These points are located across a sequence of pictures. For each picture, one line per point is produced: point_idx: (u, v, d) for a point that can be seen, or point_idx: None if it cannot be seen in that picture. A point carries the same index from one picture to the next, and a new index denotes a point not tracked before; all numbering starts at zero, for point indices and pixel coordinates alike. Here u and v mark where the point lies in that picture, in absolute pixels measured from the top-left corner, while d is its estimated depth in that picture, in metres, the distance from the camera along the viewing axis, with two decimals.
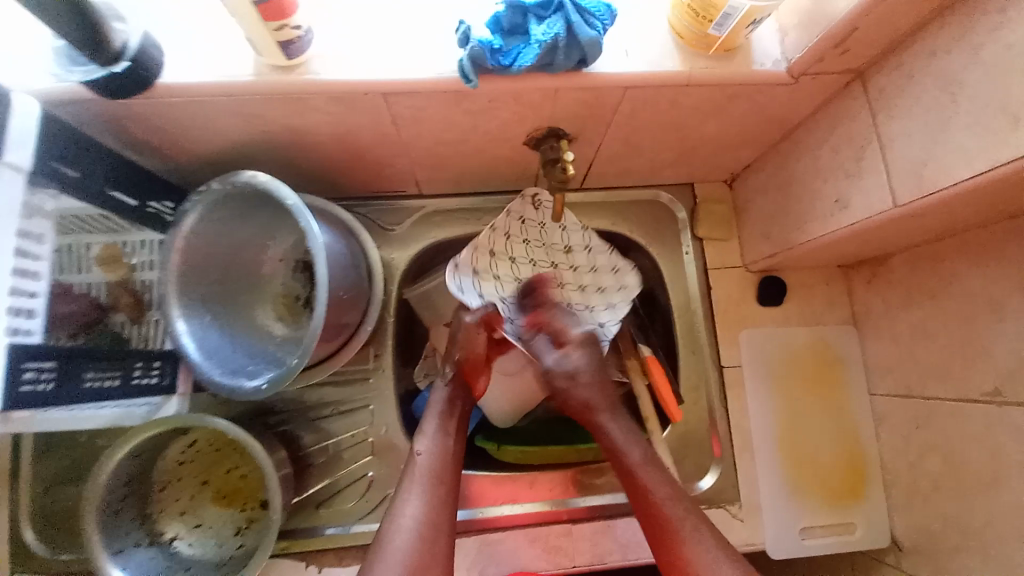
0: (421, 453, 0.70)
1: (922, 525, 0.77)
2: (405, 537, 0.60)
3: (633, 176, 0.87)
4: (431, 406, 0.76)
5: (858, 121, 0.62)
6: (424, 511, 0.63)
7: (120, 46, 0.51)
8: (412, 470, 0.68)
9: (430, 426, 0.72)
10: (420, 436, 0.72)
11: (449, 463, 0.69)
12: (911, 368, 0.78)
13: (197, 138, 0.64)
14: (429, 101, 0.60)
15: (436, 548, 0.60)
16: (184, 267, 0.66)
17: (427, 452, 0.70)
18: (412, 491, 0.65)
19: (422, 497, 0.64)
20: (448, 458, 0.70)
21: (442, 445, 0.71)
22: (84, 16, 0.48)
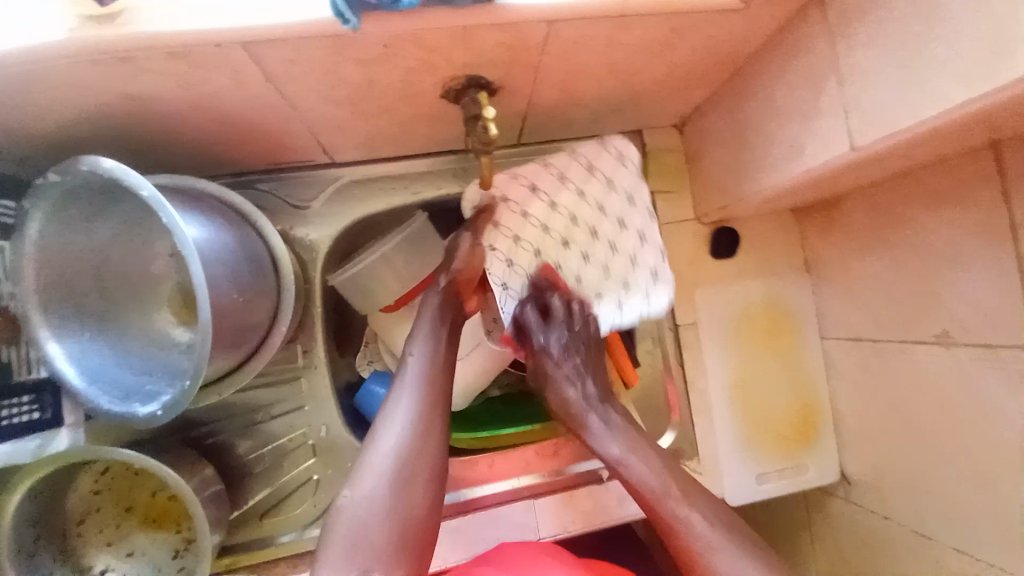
0: (414, 355, 0.63)
1: (870, 461, 0.79)
2: (395, 437, 0.57)
3: (574, 126, 0.78)
4: (421, 311, 0.66)
5: (814, 52, 0.55)
6: (417, 410, 0.59)
7: None
8: (405, 371, 0.62)
9: (421, 327, 0.64)
10: (411, 337, 0.64)
11: (442, 369, 0.62)
12: (862, 312, 0.76)
13: (14, 116, 0.50)
14: (307, 52, 0.48)
15: (430, 442, 0.57)
16: (41, 278, 0.56)
17: (421, 354, 0.63)
18: (403, 391, 0.60)
19: (414, 395, 0.60)
20: (441, 356, 0.63)
21: (434, 351, 0.63)
22: None
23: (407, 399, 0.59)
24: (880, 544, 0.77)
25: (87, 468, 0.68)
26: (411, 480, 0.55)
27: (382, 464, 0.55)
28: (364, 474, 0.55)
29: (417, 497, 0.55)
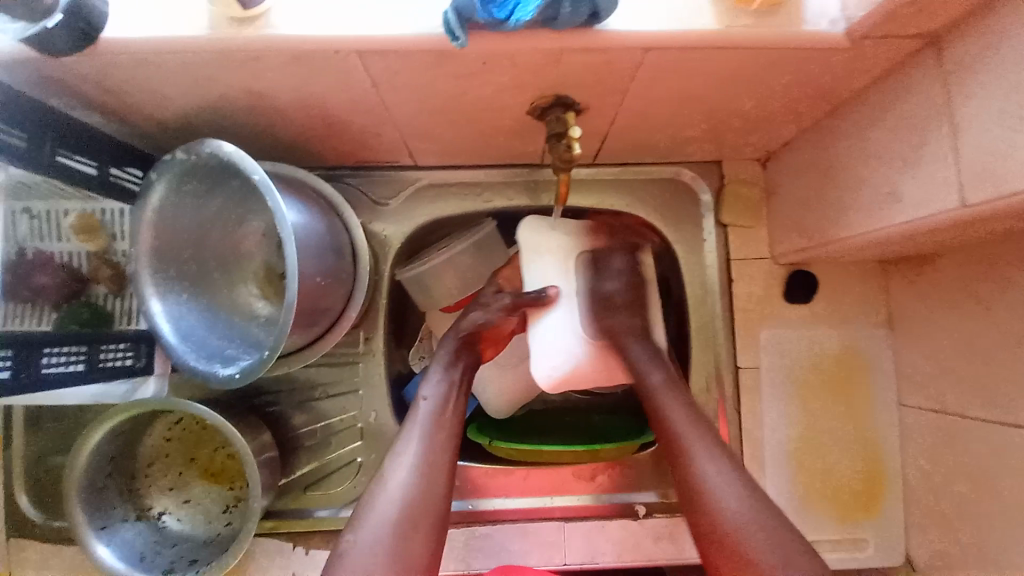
0: (425, 399, 0.65)
1: (942, 550, 0.71)
2: (395, 495, 0.57)
3: (653, 152, 0.77)
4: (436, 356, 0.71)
5: (926, 98, 0.51)
6: (424, 459, 0.60)
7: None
8: (413, 416, 0.64)
9: (433, 373, 0.68)
10: (425, 381, 0.67)
11: (448, 420, 0.64)
12: (951, 383, 0.69)
13: (156, 101, 0.58)
14: (410, 63, 0.52)
15: (431, 503, 0.57)
16: (155, 240, 0.63)
17: (431, 398, 0.65)
18: (411, 437, 0.62)
19: (421, 442, 0.61)
20: (451, 405, 0.65)
21: (443, 398, 0.65)
22: None
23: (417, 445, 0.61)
24: None
25: (162, 418, 0.74)
26: (412, 530, 0.55)
27: (389, 510, 0.56)
28: (369, 517, 0.55)
29: (417, 546, 0.55)
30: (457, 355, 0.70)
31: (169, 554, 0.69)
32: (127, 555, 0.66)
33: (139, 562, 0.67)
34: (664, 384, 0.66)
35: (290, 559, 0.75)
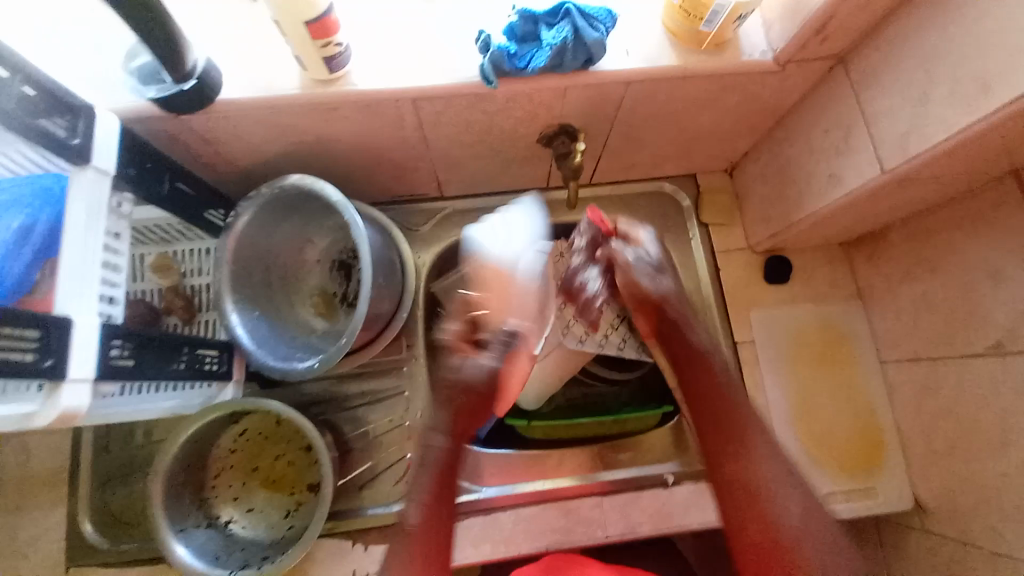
0: (412, 521, 0.67)
1: (942, 487, 0.79)
2: None
3: (639, 169, 0.94)
4: (424, 462, 0.70)
5: (842, 101, 0.68)
6: None
7: (191, 65, 0.58)
8: (401, 534, 0.68)
9: (419, 490, 0.68)
10: (410, 500, 0.68)
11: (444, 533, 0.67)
12: (917, 334, 0.81)
13: (246, 149, 0.72)
14: (452, 104, 0.67)
15: None
16: (235, 266, 0.74)
17: (418, 520, 0.67)
18: (400, 568, 0.64)
19: None
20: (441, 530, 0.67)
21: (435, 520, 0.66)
22: (167, 40, 0.54)
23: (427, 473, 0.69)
24: None
25: (229, 428, 0.81)
26: None
27: None
28: None
29: None
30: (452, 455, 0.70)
31: (240, 555, 0.74)
32: (204, 554, 0.71)
33: (215, 561, 0.71)
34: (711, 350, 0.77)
35: (350, 557, 0.80)
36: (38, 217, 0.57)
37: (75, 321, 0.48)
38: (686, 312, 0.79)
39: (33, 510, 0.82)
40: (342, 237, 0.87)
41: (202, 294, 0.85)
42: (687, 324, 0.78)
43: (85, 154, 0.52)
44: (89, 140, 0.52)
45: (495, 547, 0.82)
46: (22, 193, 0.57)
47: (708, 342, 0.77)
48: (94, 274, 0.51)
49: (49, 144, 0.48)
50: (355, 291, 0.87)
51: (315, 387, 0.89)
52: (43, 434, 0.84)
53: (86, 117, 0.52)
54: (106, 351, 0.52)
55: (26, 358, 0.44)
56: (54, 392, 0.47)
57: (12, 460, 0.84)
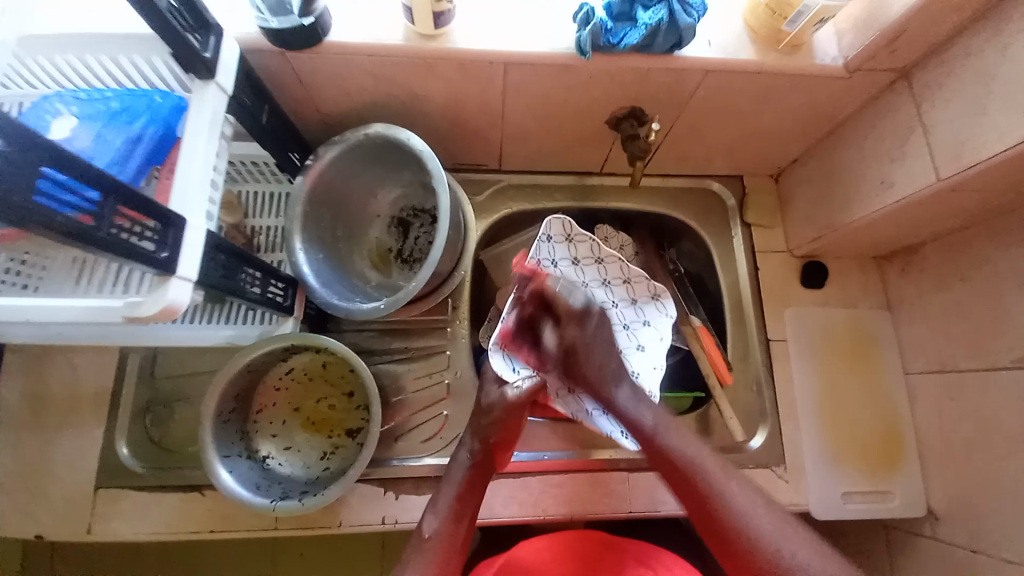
0: (430, 534, 0.69)
1: (958, 493, 0.82)
2: None
3: (692, 164, 0.98)
4: (448, 478, 0.74)
5: (902, 112, 0.72)
6: None
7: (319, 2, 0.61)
8: (416, 546, 0.68)
9: (443, 505, 0.71)
10: (432, 513, 0.71)
11: (460, 528, 0.70)
12: (945, 345, 0.84)
13: (336, 95, 0.75)
14: (539, 73, 0.71)
15: None
16: (308, 206, 0.77)
17: (436, 534, 0.69)
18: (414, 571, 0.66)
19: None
20: (456, 541, 0.69)
21: (452, 529, 0.70)
22: None
23: (452, 487, 0.73)
24: None
25: (278, 366, 0.83)
26: None
27: None
28: None
29: None
30: (478, 466, 0.75)
31: (279, 488, 0.76)
32: (247, 483, 0.73)
33: (257, 489, 0.73)
34: (657, 424, 0.72)
35: (381, 504, 0.81)
36: (146, 128, 0.60)
37: (189, 223, 0.51)
38: (607, 354, 0.76)
39: (68, 429, 0.81)
40: (405, 194, 0.91)
41: (264, 235, 0.85)
42: (633, 391, 0.75)
43: (211, 69, 0.55)
44: (217, 56, 0.56)
45: (521, 509, 0.83)
46: (134, 103, 0.60)
47: (631, 401, 0.74)
48: (206, 180, 0.54)
49: (185, 54, 0.52)
50: (411, 249, 0.90)
51: (359, 337, 0.91)
52: (89, 353, 0.84)
53: (216, 35, 0.56)
54: (207, 259, 0.55)
55: (147, 245, 0.46)
56: (161, 285, 0.49)
57: (54, 377, 0.83)
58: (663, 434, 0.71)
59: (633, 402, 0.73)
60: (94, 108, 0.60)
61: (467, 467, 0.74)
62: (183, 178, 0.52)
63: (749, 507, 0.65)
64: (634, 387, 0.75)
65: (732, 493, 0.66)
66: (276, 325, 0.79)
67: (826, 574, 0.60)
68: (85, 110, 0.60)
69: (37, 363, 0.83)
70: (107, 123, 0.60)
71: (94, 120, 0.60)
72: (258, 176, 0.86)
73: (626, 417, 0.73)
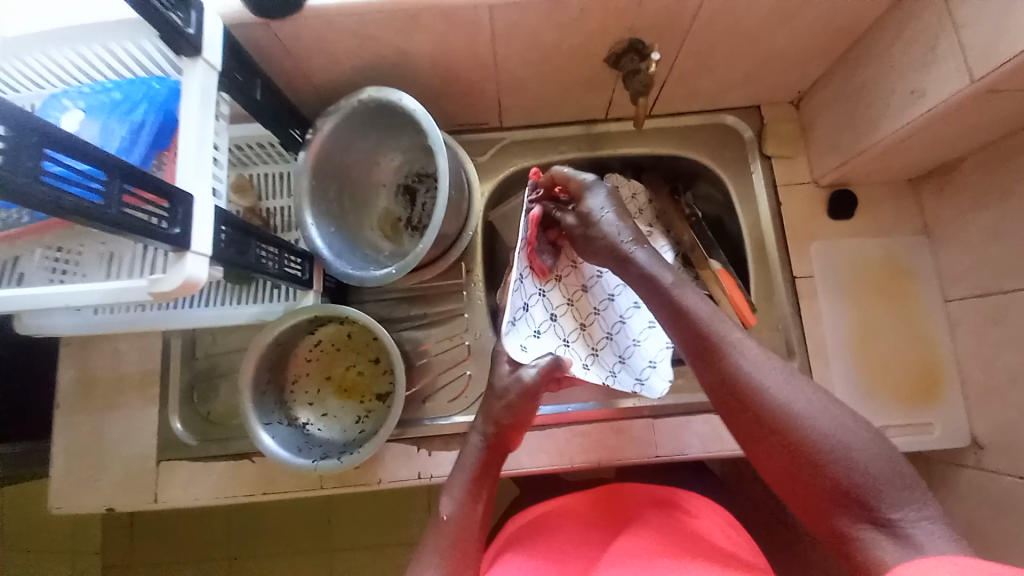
0: (445, 518, 0.65)
1: (1003, 420, 0.78)
2: None
3: (702, 98, 0.92)
4: (462, 463, 0.71)
5: (931, 9, 0.65)
6: None
7: None
8: (432, 535, 0.64)
9: (456, 488, 0.68)
10: (445, 497, 0.67)
11: (478, 510, 0.66)
12: (987, 266, 0.79)
13: (326, 64, 0.74)
14: (527, 13, 0.68)
15: None
16: (314, 181, 0.78)
17: (451, 519, 0.65)
18: (432, 558, 0.61)
19: (440, 563, 0.61)
20: (475, 525, 0.65)
21: (468, 512, 0.66)
22: None
23: (463, 474, 0.70)
24: (1015, 507, 0.74)
25: (306, 338, 0.87)
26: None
27: None
28: None
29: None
30: (494, 445, 0.72)
31: (318, 450, 0.80)
32: (288, 446, 0.78)
33: (298, 451, 0.78)
34: (675, 282, 0.63)
35: (415, 461, 0.85)
36: (147, 115, 0.62)
37: (196, 199, 0.53)
38: (620, 230, 0.67)
39: (125, 410, 0.88)
40: (408, 161, 0.91)
41: (278, 215, 0.87)
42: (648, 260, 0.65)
43: (198, 47, 0.56)
44: (201, 32, 0.56)
45: (548, 459, 0.85)
46: (133, 92, 0.62)
47: (697, 304, 0.61)
48: (207, 158, 0.55)
49: (168, 33, 0.53)
50: (420, 215, 0.91)
51: (379, 306, 0.93)
52: (132, 339, 0.90)
53: (197, 11, 0.56)
54: (217, 234, 0.57)
55: (160, 223, 0.49)
56: (178, 261, 0.52)
57: (104, 362, 0.89)
58: (680, 290, 0.62)
59: (701, 303, 0.61)
60: (98, 100, 0.62)
61: (481, 447, 0.72)
62: (184, 156, 0.54)
63: (773, 379, 0.55)
64: (652, 248, 0.66)
65: (755, 364, 0.56)
66: (297, 300, 0.82)
67: (857, 444, 0.51)
68: (91, 103, 0.62)
69: (88, 351, 0.90)
70: (111, 113, 0.61)
71: (99, 111, 0.62)
72: (266, 158, 0.87)
73: (658, 306, 0.63)
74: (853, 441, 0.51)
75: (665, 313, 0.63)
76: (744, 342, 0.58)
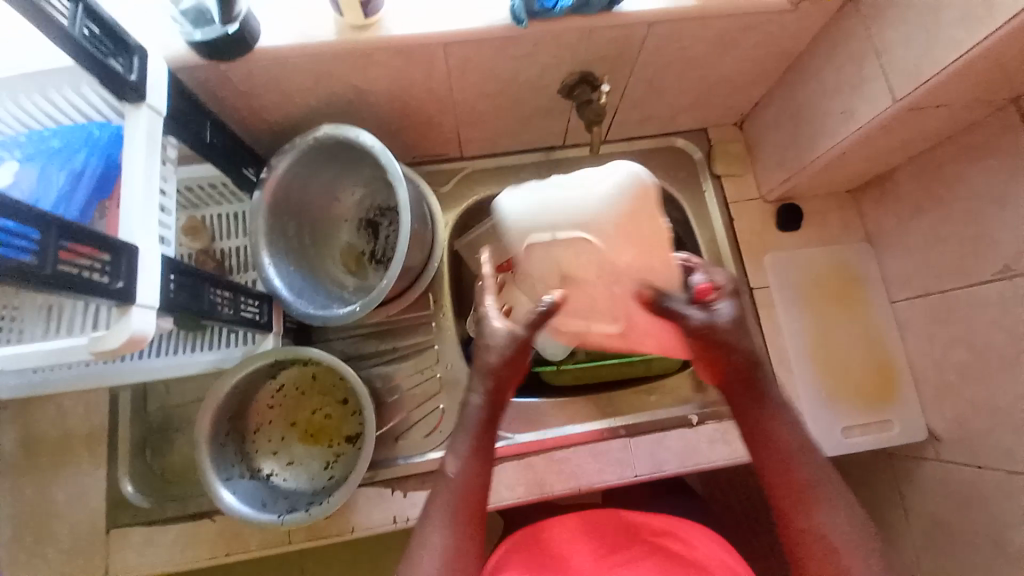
0: (451, 476, 0.60)
1: (955, 413, 0.82)
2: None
3: (654, 123, 0.96)
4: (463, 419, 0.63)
5: (854, 37, 0.71)
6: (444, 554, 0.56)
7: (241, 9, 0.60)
8: (437, 495, 0.59)
9: (461, 443, 0.61)
10: (449, 454, 0.61)
11: (483, 471, 0.61)
12: (926, 269, 0.84)
13: (281, 102, 0.73)
14: (482, 49, 0.70)
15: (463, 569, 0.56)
16: (271, 220, 0.76)
17: (456, 476, 0.60)
18: (433, 524, 0.57)
19: (443, 533, 0.57)
20: (477, 489, 0.60)
21: (470, 473, 0.60)
22: None
23: (465, 434, 0.62)
24: (977, 496, 0.78)
25: (268, 383, 0.83)
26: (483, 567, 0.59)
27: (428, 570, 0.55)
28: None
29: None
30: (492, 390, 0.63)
31: (285, 502, 0.76)
32: (251, 501, 0.73)
33: (262, 506, 0.73)
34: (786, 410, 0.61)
35: (390, 503, 0.82)
36: (88, 162, 0.59)
37: (139, 248, 0.50)
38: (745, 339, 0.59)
39: (68, 475, 0.81)
40: (369, 194, 0.90)
41: (233, 255, 0.84)
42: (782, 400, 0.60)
43: (141, 92, 0.54)
44: (144, 77, 0.54)
45: (528, 490, 0.84)
46: (73, 138, 0.59)
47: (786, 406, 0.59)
48: (154, 205, 0.53)
49: (107, 78, 0.51)
50: (384, 248, 0.90)
51: (345, 344, 0.90)
52: (77, 397, 0.84)
53: (139, 57, 0.55)
54: (167, 283, 0.54)
55: (98, 277, 0.45)
56: (123, 315, 0.49)
57: (46, 424, 0.82)
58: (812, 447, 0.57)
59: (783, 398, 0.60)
60: (36, 149, 0.59)
61: (482, 407, 0.63)
62: (128, 206, 0.51)
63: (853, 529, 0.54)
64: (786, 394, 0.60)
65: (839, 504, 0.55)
66: (257, 343, 0.79)
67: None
68: (27, 151, 0.58)
69: (24, 414, 0.83)
70: (49, 162, 0.58)
71: (36, 161, 0.58)
72: (219, 198, 0.84)
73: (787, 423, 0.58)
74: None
75: (779, 449, 0.57)
76: (833, 505, 0.55)
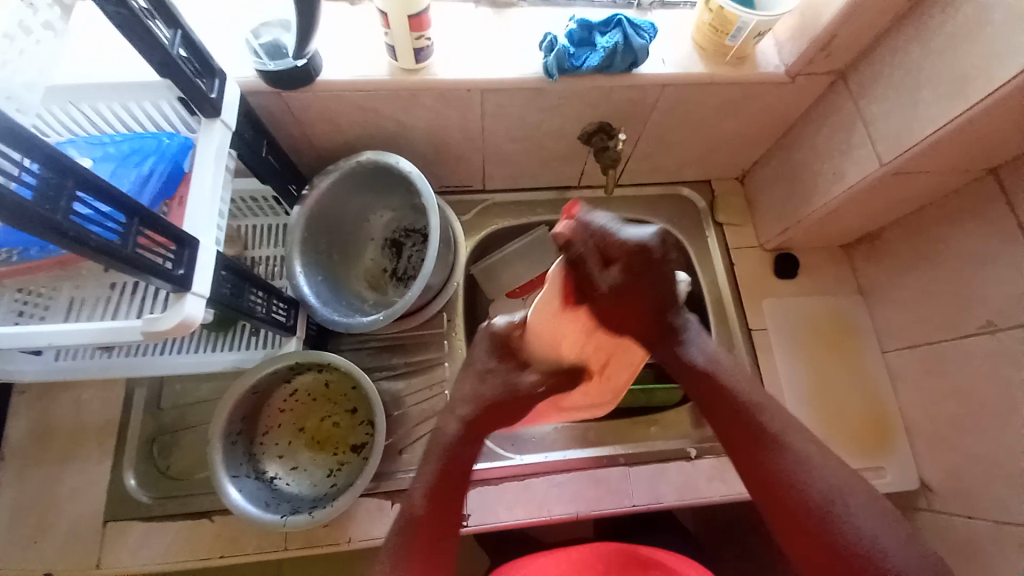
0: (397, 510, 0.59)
1: (946, 464, 0.85)
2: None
3: (662, 172, 1.05)
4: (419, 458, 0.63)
5: (844, 108, 0.80)
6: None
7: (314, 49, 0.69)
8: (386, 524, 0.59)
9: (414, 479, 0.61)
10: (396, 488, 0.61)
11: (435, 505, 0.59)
12: (916, 321, 0.89)
13: (329, 129, 0.81)
14: (513, 97, 0.78)
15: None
16: (307, 232, 0.82)
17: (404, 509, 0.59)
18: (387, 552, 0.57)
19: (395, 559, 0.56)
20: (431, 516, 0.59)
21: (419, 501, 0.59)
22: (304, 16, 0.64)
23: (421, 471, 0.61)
24: (969, 549, 0.79)
25: (282, 387, 0.86)
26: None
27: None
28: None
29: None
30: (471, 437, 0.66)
31: (288, 505, 0.77)
32: (256, 501, 0.75)
33: (266, 506, 0.75)
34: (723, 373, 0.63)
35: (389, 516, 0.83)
36: (155, 166, 0.65)
37: (201, 243, 0.56)
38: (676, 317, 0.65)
39: (76, 465, 0.83)
40: (397, 217, 0.97)
41: (264, 263, 0.89)
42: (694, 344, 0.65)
43: (218, 109, 0.61)
44: (222, 97, 0.62)
45: (526, 512, 0.85)
46: (144, 145, 0.66)
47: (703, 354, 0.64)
48: (214, 210, 0.59)
49: (192, 95, 0.58)
50: (405, 267, 0.95)
51: (359, 355, 0.94)
52: (97, 388, 0.87)
53: (220, 80, 0.62)
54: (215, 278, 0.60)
55: (165, 264, 0.51)
56: (177, 301, 0.54)
57: (63, 412, 0.86)
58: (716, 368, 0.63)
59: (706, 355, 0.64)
60: (108, 152, 0.65)
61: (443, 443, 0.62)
62: (194, 206, 0.57)
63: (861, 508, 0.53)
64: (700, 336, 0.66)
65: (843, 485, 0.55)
66: (280, 346, 0.83)
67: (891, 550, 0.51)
68: (98, 153, 0.65)
69: (45, 401, 0.86)
70: (121, 164, 0.65)
71: (107, 162, 0.65)
72: (258, 211, 0.91)
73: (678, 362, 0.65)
74: (896, 552, 0.51)
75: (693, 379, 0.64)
76: None
